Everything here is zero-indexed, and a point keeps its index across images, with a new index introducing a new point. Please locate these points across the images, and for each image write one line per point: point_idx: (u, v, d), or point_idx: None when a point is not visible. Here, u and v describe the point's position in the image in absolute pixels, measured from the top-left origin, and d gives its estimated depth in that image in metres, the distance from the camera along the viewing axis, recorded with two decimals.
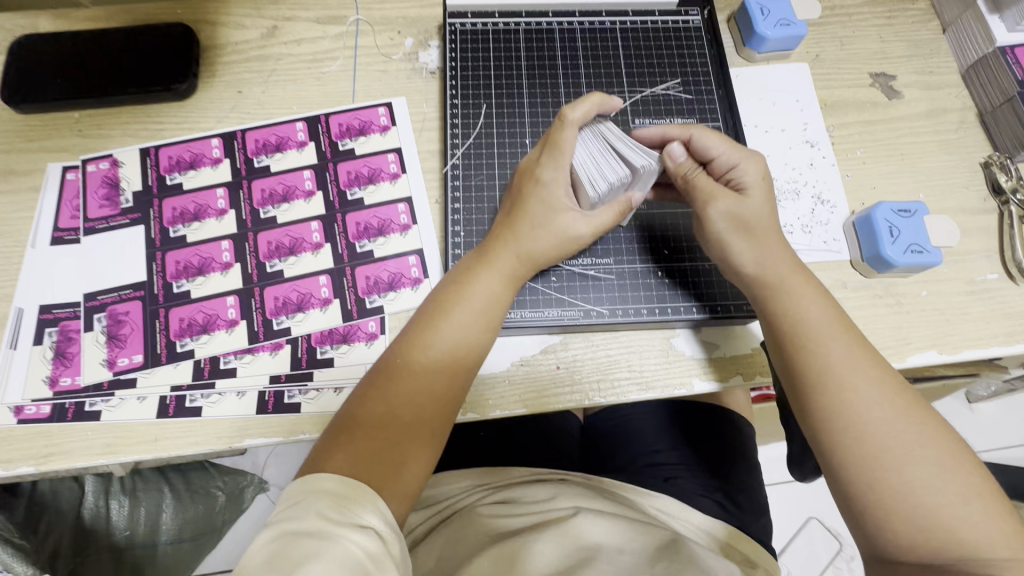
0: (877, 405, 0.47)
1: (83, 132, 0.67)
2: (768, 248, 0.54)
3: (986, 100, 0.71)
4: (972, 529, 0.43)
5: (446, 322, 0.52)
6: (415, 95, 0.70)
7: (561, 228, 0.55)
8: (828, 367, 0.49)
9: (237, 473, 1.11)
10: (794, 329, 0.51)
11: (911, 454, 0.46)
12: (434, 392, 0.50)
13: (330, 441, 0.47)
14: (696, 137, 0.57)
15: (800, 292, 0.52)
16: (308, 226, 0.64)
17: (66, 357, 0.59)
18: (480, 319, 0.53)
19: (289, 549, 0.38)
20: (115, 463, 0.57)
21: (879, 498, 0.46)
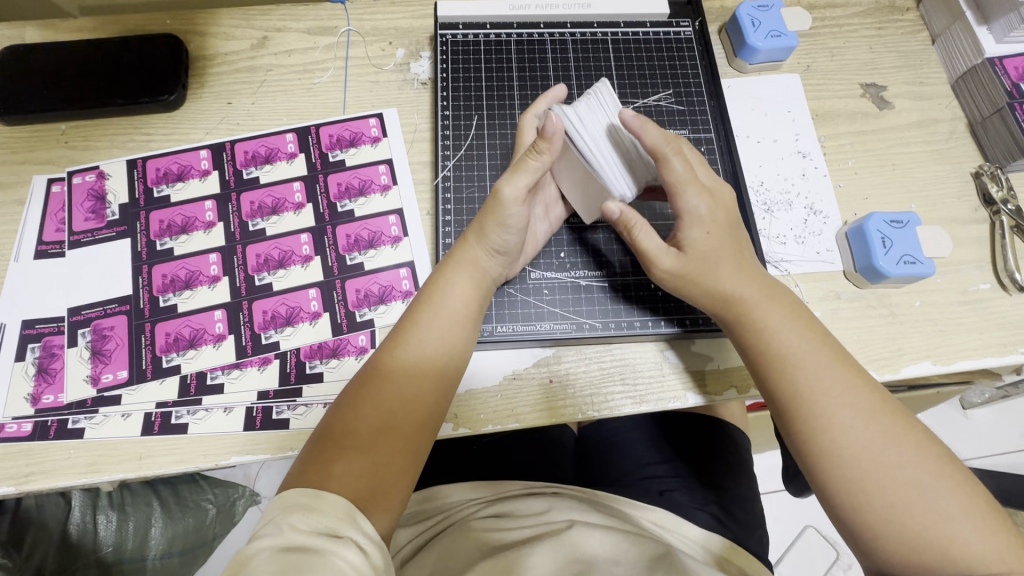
0: (858, 423, 0.47)
1: (69, 143, 0.67)
2: (729, 275, 0.53)
3: (976, 111, 0.71)
4: (965, 545, 0.43)
5: (418, 330, 0.51)
6: (406, 106, 0.69)
7: (494, 202, 0.52)
8: (803, 388, 0.48)
9: (227, 486, 1.10)
10: (765, 351, 0.51)
11: (899, 468, 0.45)
12: (406, 397, 0.49)
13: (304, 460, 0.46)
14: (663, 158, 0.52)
15: (769, 311, 0.52)
16: (297, 239, 0.63)
17: (49, 373, 0.58)
18: (451, 322, 0.52)
19: (273, 567, 0.37)
20: (97, 482, 0.55)
21: (869, 517, 0.45)
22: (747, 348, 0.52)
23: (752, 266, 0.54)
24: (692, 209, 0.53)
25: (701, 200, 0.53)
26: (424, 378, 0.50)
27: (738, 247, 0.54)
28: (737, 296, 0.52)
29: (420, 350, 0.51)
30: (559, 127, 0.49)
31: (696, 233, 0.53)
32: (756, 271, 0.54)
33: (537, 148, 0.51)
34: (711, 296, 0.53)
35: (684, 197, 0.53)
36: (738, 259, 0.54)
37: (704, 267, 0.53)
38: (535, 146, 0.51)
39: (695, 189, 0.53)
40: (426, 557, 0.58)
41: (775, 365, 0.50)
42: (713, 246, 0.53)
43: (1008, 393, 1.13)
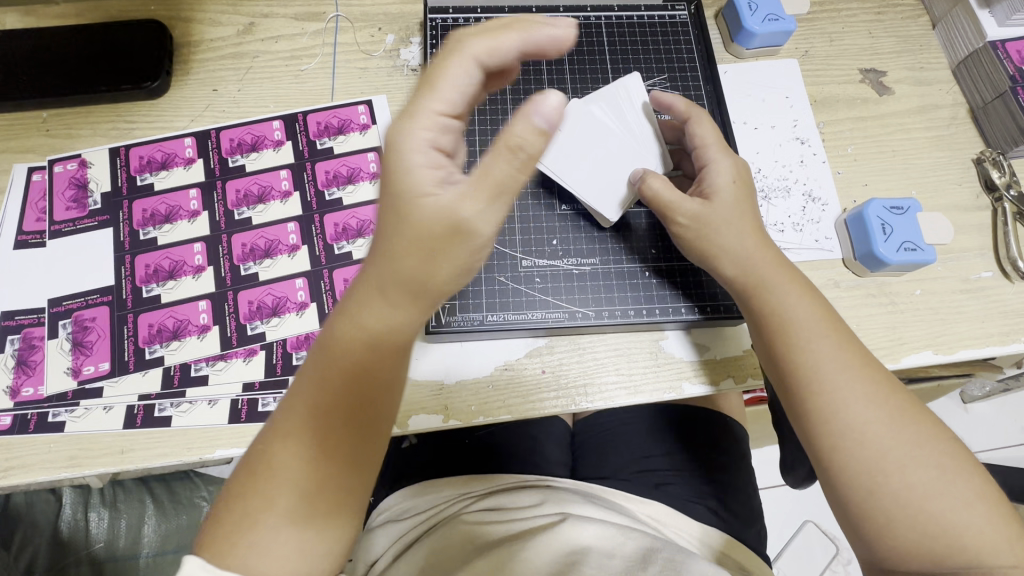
0: (870, 404, 0.45)
1: (51, 131, 0.65)
2: (743, 247, 0.52)
3: (977, 96, 0.70)
4: (977, 533, 0.42)
5: (366, 305, 0.40)
6: (395, 93, 0.68)
7: (448, 224, 0.38)
8: (813, 365, 0.47)
9: (222, 483, 1.07)
10: (777, 326, 0.49)
11: (911, 454, 0.44)
12: (360, 382, 0.40)
13: (250, 466, 0.41)
14: (692, 121, 0.56)
15: (784, 289, 0.50)
16: (284, 228, 0.62)
17: (29, 366, 0.57)
18: (387, 323, 0.40)
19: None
20: (79, 476, 0.54)
21: (883, 504, 0.44)
22: (760, 323, 0.51)
23: (767, 241, 0.53)
24: (716, 163, 0.54)
25: (727, 160, 0.54)
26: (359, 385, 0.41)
27: (752, 222, 0.53)
28: (752, 269, 0.51)
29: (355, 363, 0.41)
30: (558, 125, 0.37)
31: (720, 184, 0.53)
32: (771, 247, 0.52)
33: (516, 142, 0.36)
34: (725, 266, 0.52)
35: (709, 152, 0.55)
36: (754, 232, 0.52)
37: (721, 227, 0.52)
38: (515, 145, 0.36)
39: (718, 150, 0.55)
40: (418, 552, 0.57)
41: (787, 341, 0.49)
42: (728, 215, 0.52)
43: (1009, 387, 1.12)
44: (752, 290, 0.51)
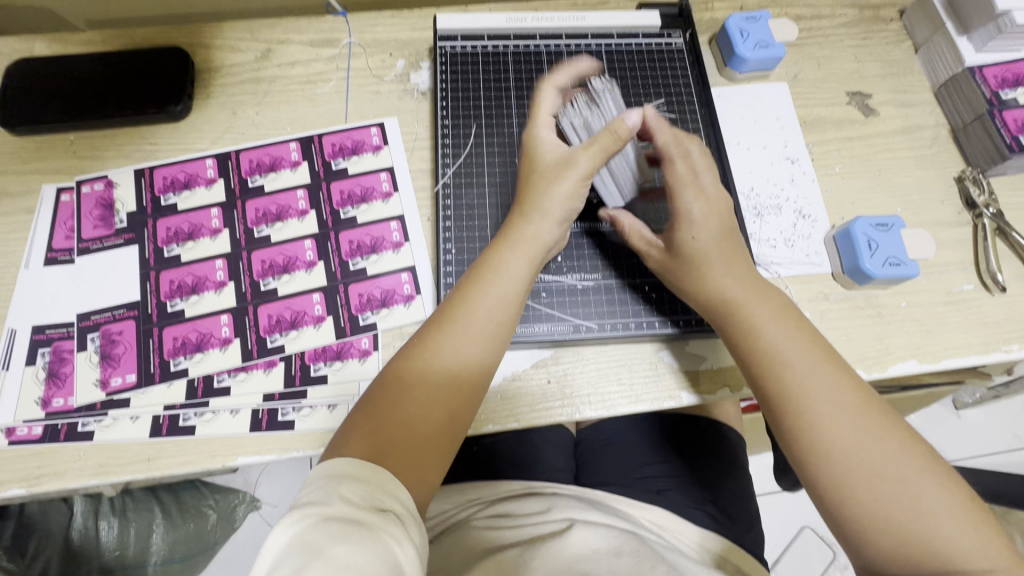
0: (843, 419, 0.48)
1: (79, 153, 0.68)
2: (722, 277, 0.56)
3: (958, 117, 0.74)
4: (949, 536, 0.45)
5: (444, 340, 0.52)
6: (406, 116, 0.71)
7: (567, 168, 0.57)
8: (788, 384, 0.51)
9: (227, 492, 1.11)
10: (756, 347, 0.53)
11: (882, 464, 0.47)
12: (439, 405, 0.50)
13: (348, 432, 0.48)
14: (668, 159, 0.60)
15: (762, 312, 0.54)
16: (301, 245, 0.65)
17: (59, 378, 0.60)
18: (491, 325, 0.54)
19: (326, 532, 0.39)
20: (107, 483, 0.57)
21: (858, 512, 0.47)
22: (737, 346, 0.55)
23: (744, 267, 0.57)
24: (688, 209, 0.58)
25: (699, 206, 0.57)
26: (459, 383, 0.52)
27: (730, 254, 0.57)
28: (728, 298, 0.55)
29: (511, 272, 0.55)
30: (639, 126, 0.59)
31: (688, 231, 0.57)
32: (750, 275, 0.57)
33: (616, 130, 0.57)
34: (703, 295, 0.57)
35: (682, 195, 0.58)
36: (732, 263, 0.57)
37: (688, 266, 0.57)
38: (614, 129, 0.57)
39: (693, 193, 0.58)
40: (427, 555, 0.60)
41: (763, 362, 0.52)
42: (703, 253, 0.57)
43: (998, 393, 1.15)
44: (732, 315, 0.55)
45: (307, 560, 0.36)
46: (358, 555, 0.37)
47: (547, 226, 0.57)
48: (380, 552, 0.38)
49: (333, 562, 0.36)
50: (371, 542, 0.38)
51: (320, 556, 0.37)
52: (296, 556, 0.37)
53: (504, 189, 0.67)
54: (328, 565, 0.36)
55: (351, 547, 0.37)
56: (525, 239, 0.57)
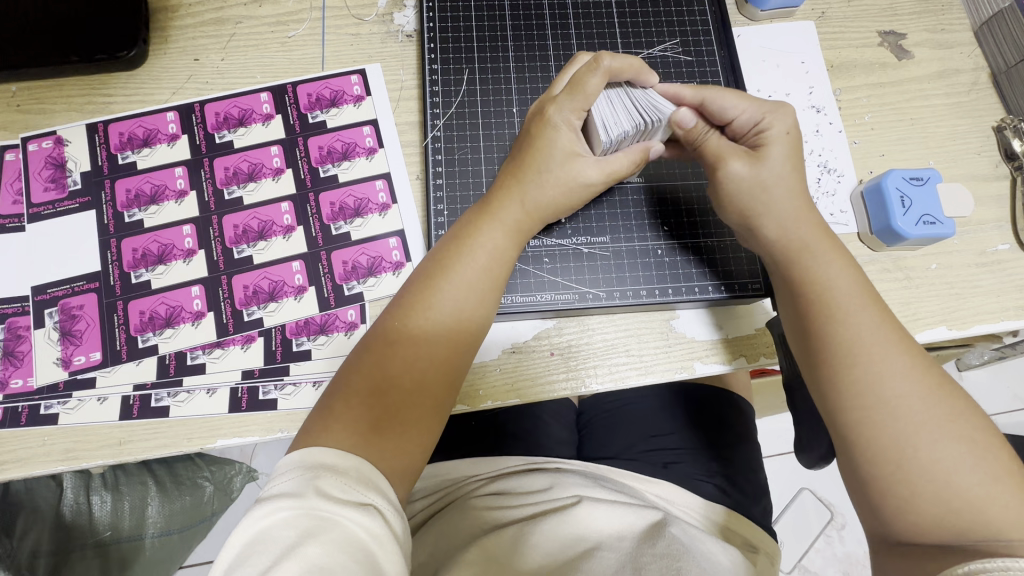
0: (901, 374, 0.44)
1: (21, 107, 0.61)
2: (779, 224, 0.50)
3: (1000, 60, 0.67)
4: (1003, 509, 0.40)
5: (431, 310, 0.47)
6: (390, 61, 0.64)
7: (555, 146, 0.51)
8: (850, 334, 0.46)
9: (225, 463, 1.01)
10: (814, 294, 0.48)
11: (940, 426, 0.43)
12: (422, 380, 0.45)
13: (328, 406, 0.44)
14: (708, 101, 0.52)
15: (823, 259, 0.49)
16: (278, 208, 0.59)
17: (16, 357, 0.55)
18: (474, 296, 0.48)
19: (293, 532, 0.36)
20: (77, 469, 0.53)
21: (906, 477, 0.42)
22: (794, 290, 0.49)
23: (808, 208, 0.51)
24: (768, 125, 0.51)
25: (781, 116, 0.51)
26: (439, 364, 0.47)
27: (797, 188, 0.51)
28: (787, 234, 0.50)
29: (490, 246, 0.50)
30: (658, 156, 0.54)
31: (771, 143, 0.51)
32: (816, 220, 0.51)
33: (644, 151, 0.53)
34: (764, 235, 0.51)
35: (763, 108, 0.51)
36: (799, 197, 0.50)
37: (772, 187, 0.50)
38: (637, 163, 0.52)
39: (774, 105, 0.52)
40: (424, 532, 0.56)
41: (822, 308, 0.47)
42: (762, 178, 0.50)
43: (1006, 357, 1.12)
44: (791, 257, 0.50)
45: (274, 561, 0.35)
46: (330, 559, 0.35)
47: (534, 202, 0.51)
48: (355, 556, 0.36)
49: (302, 563, 0.34)
50: (344, 545, 0.36)
51: (288, 557, 0.35)
52: (267, 554, 0.35)
53: (500, 144, 0.61)
54: (295, 568, 0.34)
55: (320, 546, 0.35)
56: (507, 211, 0.51)
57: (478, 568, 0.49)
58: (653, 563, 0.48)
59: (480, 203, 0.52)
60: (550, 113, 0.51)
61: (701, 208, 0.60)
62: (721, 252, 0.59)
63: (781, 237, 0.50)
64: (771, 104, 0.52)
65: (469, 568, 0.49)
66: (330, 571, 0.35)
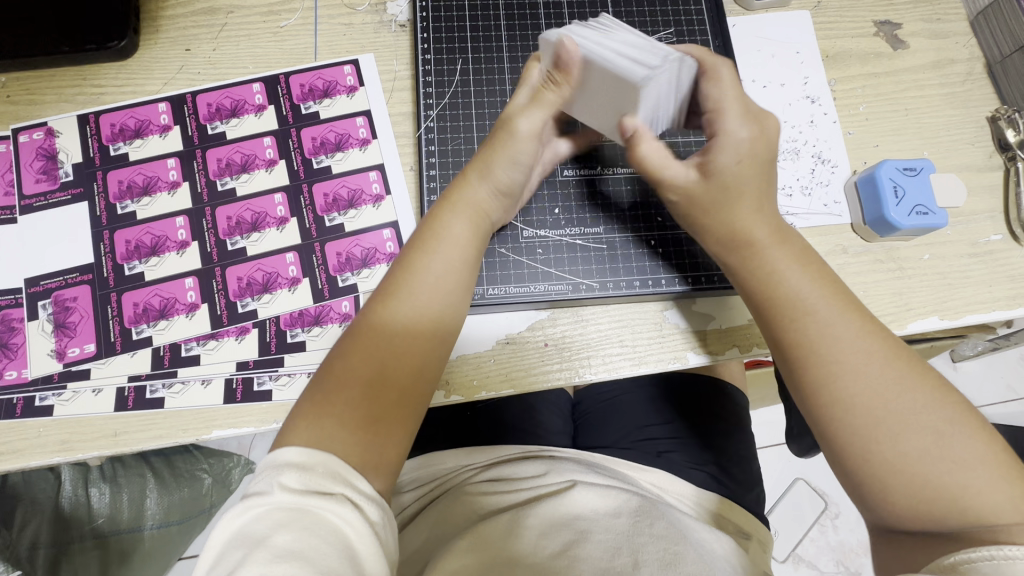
0: (866, 367, 0.44)
1: (11, 98, 0.60)
2: (737, 216, 0.49)
3: (995, 49, 0.67)
4: (976, 493, 0.41)
5: (401, 307, 0.47)
6: (383, 51, 0.63)
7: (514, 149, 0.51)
8: (812, 333, 0.46)
9: (222, 454, 1.02)
10: (775, 295, 0.48)
11: (905, 419, 0.43)
12: (396, 377, 0.45)
13: (301, 404, 0.44)
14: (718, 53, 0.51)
15: (780, 257, 0.48)
16: (271, 199, 0.58)
17: (10, 349, 0.55)
18: (448, 292, 0.48)
19: (265, 524, 0.36)
20: (73, 460, 0.53)
21: (883, 468, 0.43)
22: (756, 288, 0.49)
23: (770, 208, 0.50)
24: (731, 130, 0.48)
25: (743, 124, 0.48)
26: (413, 362, 0.46)
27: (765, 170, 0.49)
28: (748, 234, 0.49)
29: (460, 245, 0.50)
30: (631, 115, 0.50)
31: (725, 149, 0.48)
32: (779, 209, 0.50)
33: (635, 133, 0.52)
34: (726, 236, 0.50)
35: (723, 116, 0.48)
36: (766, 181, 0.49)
37: (725, 192, 0.48)
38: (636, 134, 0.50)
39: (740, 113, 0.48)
40: (420, 520, 0.57)
41: (786, 309, 0.47)
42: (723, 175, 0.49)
43: (1000, 348, 1.12)
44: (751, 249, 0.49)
45: (248, 552, 0.35)
46: (302, 543, 0.36)
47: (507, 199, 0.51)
48: (327, 539, 0.36)
49: (274, 552, 0.35)
50: (315, 529, 0.36)
51: (260, 547, 0.35)
52: (240, 548, 0.36)
53: None
54: (267, 556, 0.35)
55: (292, 535, 0.36)
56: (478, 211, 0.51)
57: (471, 553, 0.49)
58: (650, 543, 0.48)
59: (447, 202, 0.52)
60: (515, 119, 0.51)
61: None
62: None
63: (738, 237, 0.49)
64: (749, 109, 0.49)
65: (463, 552, 0.49)
66: (303, 556, 0.35)
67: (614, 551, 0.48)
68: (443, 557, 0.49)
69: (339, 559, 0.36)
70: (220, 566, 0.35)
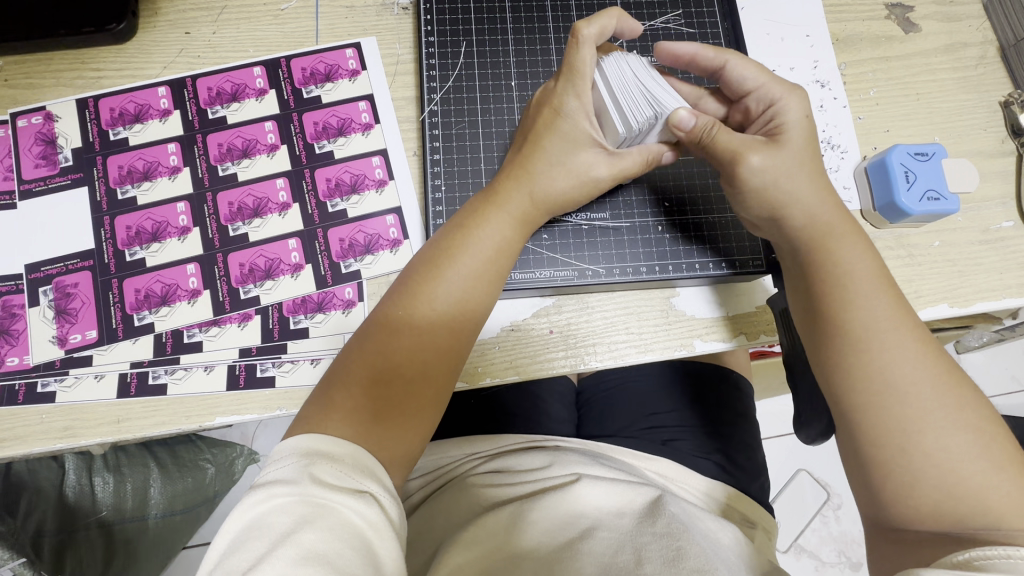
0: (919, 357, 0.44)
1: (9, 81, 0.59)
2: (794, 202, 0.48)
3: (1008, 33, 0.65)
4: (1000, 495, 0.40)
5: (430, 298, 0.46)
6: (386, 35, 0.62)
7: (554, 133, 0.50)
8: (859, 325, 0.45)
9: (227, 445, 1.01)
10: (827, 285, 0.47)
11: (952, 414, 0.42)
12: (422, 370, 0.45)
13: (326, 393, 0.44)
14: (729, 67, 0.51)
15: (833, 248, 0.48)
16: (273, 184, 0.58)
17: (11, 335, 0.54)
18: (479, 286, 0.48)
19: (290, 518, 0.35)
20: (76, 446, 0.53)
21: (905, 466, 0.42)
22: (811, 277, 0.48)
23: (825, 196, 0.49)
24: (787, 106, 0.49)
25: (796, 100, 0.49)
26: (439, 356, 0.46)
27: (811, 166, 0.49)
28: (799, 223, 0.49)
29: (491, 237, 0.49)
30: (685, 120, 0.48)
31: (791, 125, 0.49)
32: (839, 203, 0.50)
33: (648, 160, 0.51)
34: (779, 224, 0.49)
35: (774, 90, 0.50)
36: (817, 178, 0.49)
37: (792, 174, 0.48)
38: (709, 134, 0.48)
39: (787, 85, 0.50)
40: (424, 512, 0.56)
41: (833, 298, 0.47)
42: (776, 166, 0.48)
43: (1005, 339, 1.11)
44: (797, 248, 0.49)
45: (271, 547, 0.34)
46: (328, 544, 0.35)
47: (543, 188, 0.50)
48: (353, 542, 0.35)
49: (299, 551, 0.34)
50: (341, 530, 0.35)
51: (284, 544, 0.34)
52: (260, 541, 0.34)
53: (498, 119, 0.60)
54: (292, 554, 0.34)
55: (318, 533, 0.35)
56: (510, 201, 0.50)
57: (474, 549, 0.49)
58: (654, 542, 0.48)
59: (483, 192, 0.51)
60: (555, 102, 0.51)
61: (702, 184, 0.59)
62: (722, 229, 0.59)
63: (799, 224, 0.49)
64: (784, 83, 0.50)
65: (466, 547, 0.49)
66: (329, 558, 0.34)
67: (617, 547, 0.48)
68: (446, 552, 0.49)
69: (365, 567, 0.35)
70: (237, 557, 0.34)
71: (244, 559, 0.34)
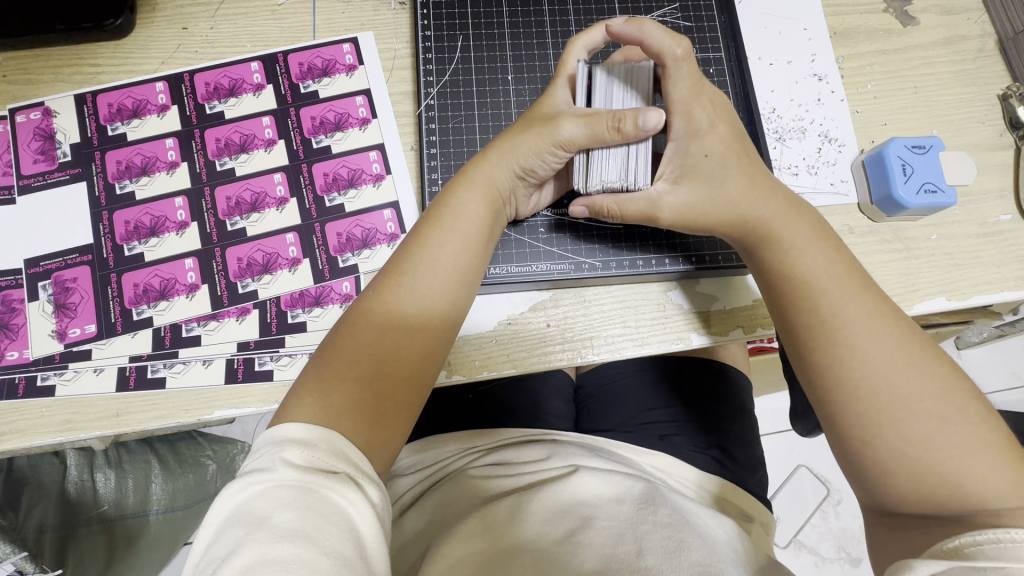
0: (886, 341, 0.44)
1: (8, 77, 0.59)
2: (739, 196, 0.49)
3: (1007, 25, 0.65)
4: (983, 482, 0.40)
5: (405, 287, 0.47)
6: (383, 29, 0.62)
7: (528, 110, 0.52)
8: (831, 314, 0.46)
9: (226, 442, 1.02)
10: (795, 278, 0.48)
11: (920, 401, 0.42)
12: (398, 355, 0.45)
13: (300, 380, 0.44)
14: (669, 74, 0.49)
15: (798, 240, 0.49)
16: (271, 179, 0.58)
17: (11, 329, 0.55)
18: (455, 274, 0.48)
19: (273, 502, 0.36)
20: (76, 440, 0.53)
21: (885, 453, 0.43)
22: (765, 270, 0.50)
23: (778, 191, 0.50)
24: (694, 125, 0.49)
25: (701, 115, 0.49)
26: (417, 341, 0.46)
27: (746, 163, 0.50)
28: (758, 218, 0.49)
29: (464, 218, 0.49)
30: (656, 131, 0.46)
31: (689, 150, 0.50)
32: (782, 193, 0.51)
33: (619, 125, 0.46)
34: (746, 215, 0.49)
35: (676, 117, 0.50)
36: (754, 177, 0.50)
37: (724, 180, 0.49)
38: (620, 121, 0.46)
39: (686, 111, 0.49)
40: (421, 505, 0.56)
41: (802, 291, 0.47)
42: (705, 168, 0.49)
43: (1004, 335, 1.11)
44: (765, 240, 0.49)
45: (249, 532, 0.34)
46: (305, 522, 0.35)
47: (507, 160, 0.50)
48: (331, 518, 0.35)
49: (276, 532, 0.34)
50: (319, 508, 0.36)
51: (262, 526, 0.34)
52: (239, 527, 0.35)
53: (494, 113, 0.60)
54: (269, 535, 0.34)
55: (295, 513, 0.35)
56: (481, 184, 0.50)
57: (469, 536, 0.48)
58: (653, 531, 0.48)
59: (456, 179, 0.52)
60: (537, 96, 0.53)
61: None
62: None
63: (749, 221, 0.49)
64: (686, 99, 0.49)
65: (465, 534, 0.49)
66: (306, 534, 0.34)
67: (617, 538, 0.47)
68: (443, 542, 0.48)
69: (345, 543, 0.35)
70: (219, 544, 0.34)
71: (223, 547, 0.34)
